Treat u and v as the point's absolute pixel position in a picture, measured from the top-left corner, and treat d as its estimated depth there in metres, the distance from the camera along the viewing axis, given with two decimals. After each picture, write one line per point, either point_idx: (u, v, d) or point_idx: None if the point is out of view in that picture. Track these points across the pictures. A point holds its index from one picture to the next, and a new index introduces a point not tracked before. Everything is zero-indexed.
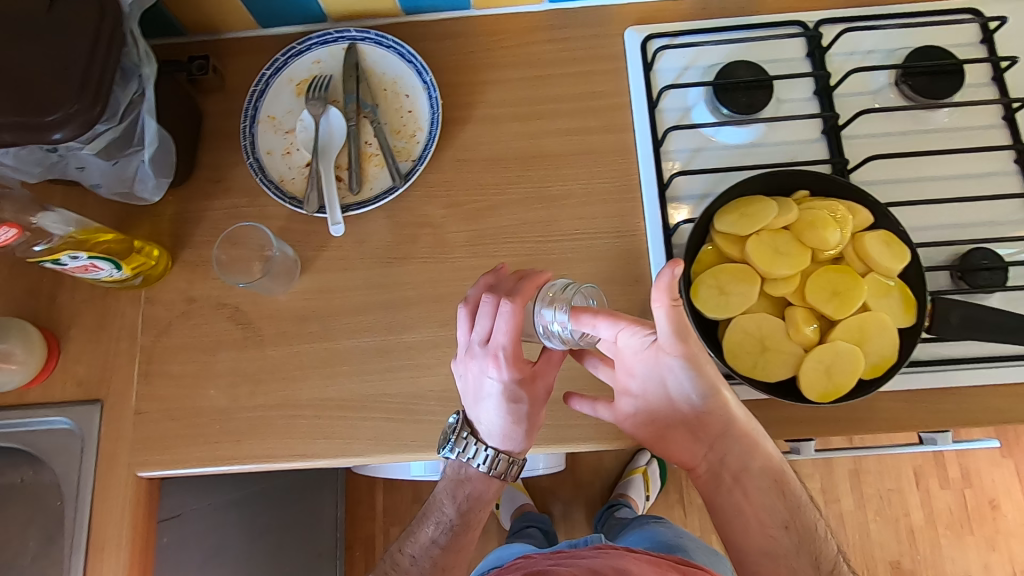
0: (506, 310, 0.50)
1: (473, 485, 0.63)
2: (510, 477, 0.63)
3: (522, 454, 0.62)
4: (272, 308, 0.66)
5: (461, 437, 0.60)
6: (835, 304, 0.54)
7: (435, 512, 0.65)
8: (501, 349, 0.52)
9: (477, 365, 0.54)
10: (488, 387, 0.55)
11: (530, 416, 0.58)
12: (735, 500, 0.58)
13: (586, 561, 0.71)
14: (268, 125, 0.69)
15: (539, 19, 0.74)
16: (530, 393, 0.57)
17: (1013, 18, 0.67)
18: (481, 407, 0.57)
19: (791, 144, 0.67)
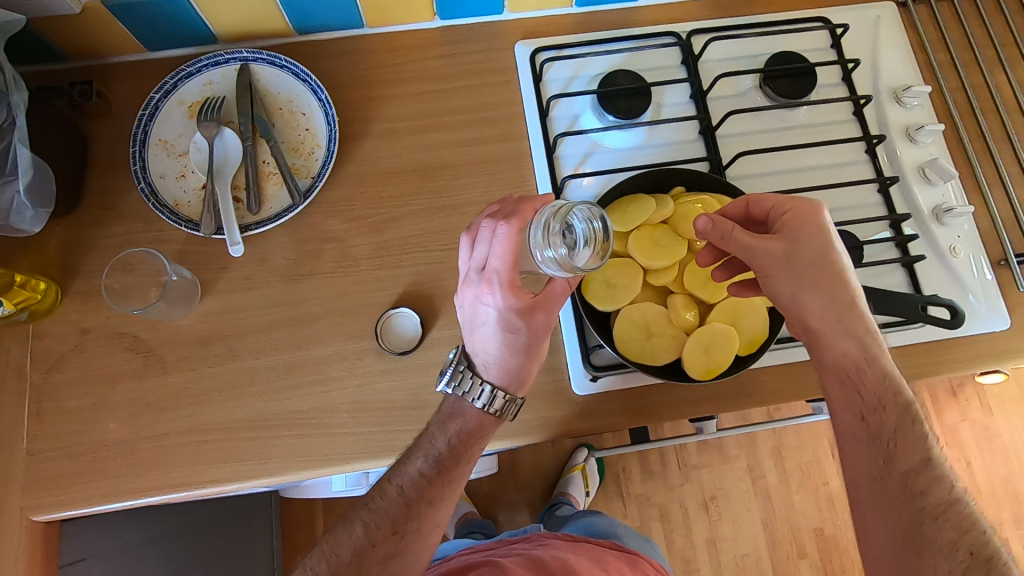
0: (501, 231, 0.51)
1: (466, 422, 0.57)
2: (507, 416, 0.59)
3: (520, 392, 0.59)
4: (172, 333, 0.65)
5: (459, 371, 0.58)
6: (710, 288, 0.59)
7: (425, 445, 0.57)
8: (496, 272, 0.52)
9: (472, 292, 0.54)
10: (483, 315, 0.54)
11: (527, 350, 0.57)
12: (907, 458, 0.50)
13: (527, 552, 0.71)
14: (159, 148, 0.68)
15: (431, 35, 0.76)
16: (528, 324, 0.55)
17: (856, 25, 0.77)
18: (478, 336, 0.56)
19: (672, 144, 0.72)
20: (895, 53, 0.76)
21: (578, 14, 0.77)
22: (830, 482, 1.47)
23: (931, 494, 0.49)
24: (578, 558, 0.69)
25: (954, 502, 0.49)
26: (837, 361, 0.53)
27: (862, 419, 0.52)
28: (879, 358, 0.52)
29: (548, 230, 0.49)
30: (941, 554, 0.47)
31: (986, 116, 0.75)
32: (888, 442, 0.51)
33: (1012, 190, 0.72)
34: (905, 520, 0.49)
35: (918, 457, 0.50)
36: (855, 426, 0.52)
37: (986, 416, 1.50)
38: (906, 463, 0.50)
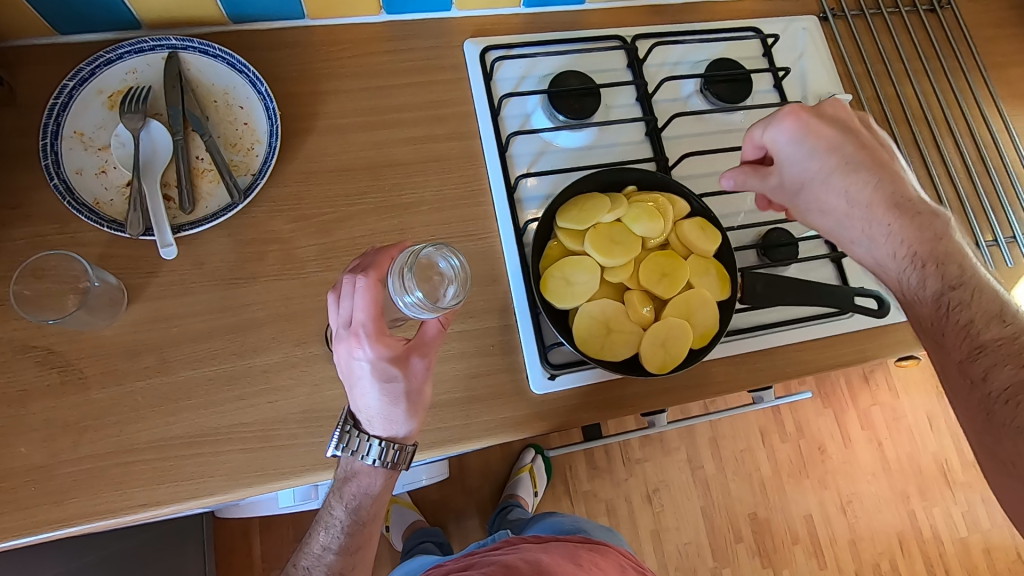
0: (360, 283, 0.49)
1: (358, 485, 0.58)
2: (401, 466, 0.57)
3: (410, 439, 0.56)
4: (94, 345, 0.59)
5: (346, 432, 0.56)
6: (664, 284, 0.60)
7: (325, 520, 0.61)
8: (362, 324, 0.49)
9: (342, 348, 0.50)
10: (356, 369, 0.50)
11: (411, 397, 0.54)
12: (960, 348, 0.54)
13: (499, 560, 0.71)
14: (76, 141, 0.62)
15: (377, 29, 0.74)
16: (405, 371, 0.52)
17: (784, 36, 0.82)
18: (357, 392, 0.52)
19: (620, 145, 0.74)
20: (819, 63, 0.82)
21: (526, 14, 0.78)
22: (762, 467, 1.55)
23: (991, 380, 0.52)
24: (551, 558, 0.69)
25: (1015, 359, 0.52)
26: (903, 241, 0.57)
27: (940, 297, 0.56)
28: (947, 237, 0.57)
29: (404, 274, 0.49)
30: (1016, 434, 0.50)
31: (897, 124, 0.82)
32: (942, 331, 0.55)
33: None
34: (975, 409, 0.53)
35: (985, 321, 0.54)
36: (931, 301, 0.56)
37: (893, 399, 1.64)
38: (975, 327, 0.54)
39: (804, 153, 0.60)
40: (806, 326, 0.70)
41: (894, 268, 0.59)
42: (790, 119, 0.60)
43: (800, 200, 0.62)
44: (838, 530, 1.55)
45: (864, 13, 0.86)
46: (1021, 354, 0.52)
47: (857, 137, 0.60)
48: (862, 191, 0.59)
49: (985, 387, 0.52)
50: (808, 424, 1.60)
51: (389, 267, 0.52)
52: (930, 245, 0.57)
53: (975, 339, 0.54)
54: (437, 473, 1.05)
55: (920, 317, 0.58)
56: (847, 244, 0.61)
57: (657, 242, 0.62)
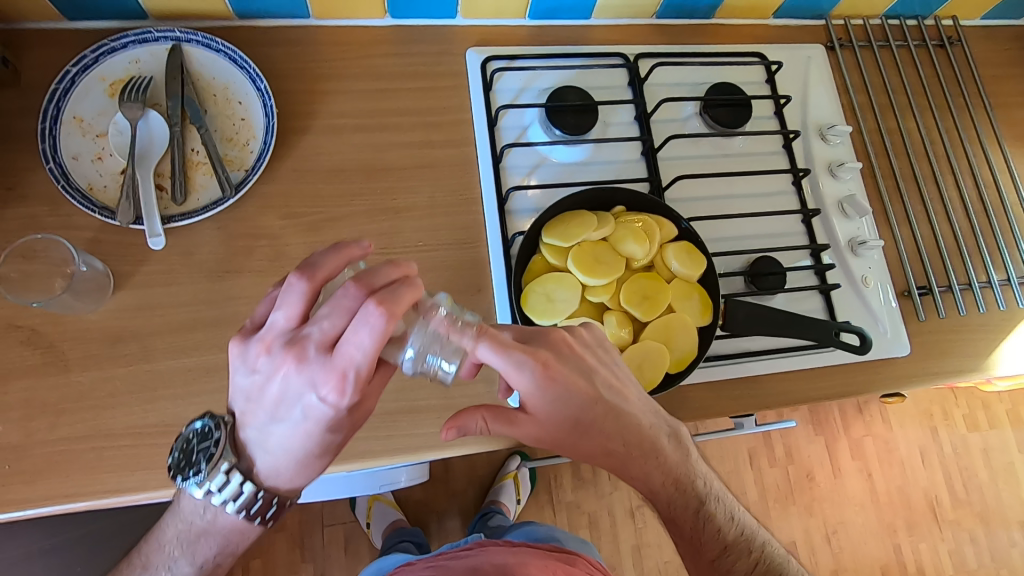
0: (375, 324, 0.40)
1: (217, 538, 0.57)
2: (261, 515, 0.55)
3: (303, 479, 0.53)
4: (78, 328, 0.60)
5: (213, 468, 0.51)
6: (645, 306, 0.60)
7: (167, 559, 0.58)
8: (351, 370, 0.42)
9: (308, 375, 0.44)
10: (309, 405, 0.45)
11: (334, 447, 0.51)
12: (712, 547, 0.58)
13: (464, 565, 0.69)
14: (74, 127, 0.63)
15: (380, 33, 0.75)
16: (348, 421, 0.48)
17: (789, 63, 0.82)
18: (285, 419, 0.47)
19: (617, 162, 0.74)
20: (822, 93, 0.81)
21: (530, 27, 0.78)
22: (749, 491, 1.55)
23: (721, 524, 0.59)
24: (517, 560, 0.67)
25: (747, 553, 0.59)
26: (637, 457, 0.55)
27: (678, 483, 0.57)
28: (658, 442, 0.56)
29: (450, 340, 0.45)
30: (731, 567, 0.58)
31: (898, 159, 0.82)
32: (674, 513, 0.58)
33: (917, 228, 0.78)
34: (698, 555, 0.59)
35: (693, 510, 0.58)
36: (692, 527, 0.59)
37: (886, 431, 1.63)
38: (722, 526, 0.59)
39: (553, 407, 0.50)
40: (790, 356, 0.69)
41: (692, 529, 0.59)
42: (536, 372, 0.48)
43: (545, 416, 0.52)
44: (822, 559, 1.54)
45: (872, 45, 0.86)
46: (750, 549, 0.59)
47: (567, 386, 0.50)
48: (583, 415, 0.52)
49: (707, 557, 0.58)
50: (798, 450, 1.59)
51: (409, 306, 0.43)
52: (650, 458, 0.55)
53: (699, 507, 0.58)
54: (417, 475, 1.05)
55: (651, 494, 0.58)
56: (549, 444, 0.54)
57: (641, 264, 0.62)
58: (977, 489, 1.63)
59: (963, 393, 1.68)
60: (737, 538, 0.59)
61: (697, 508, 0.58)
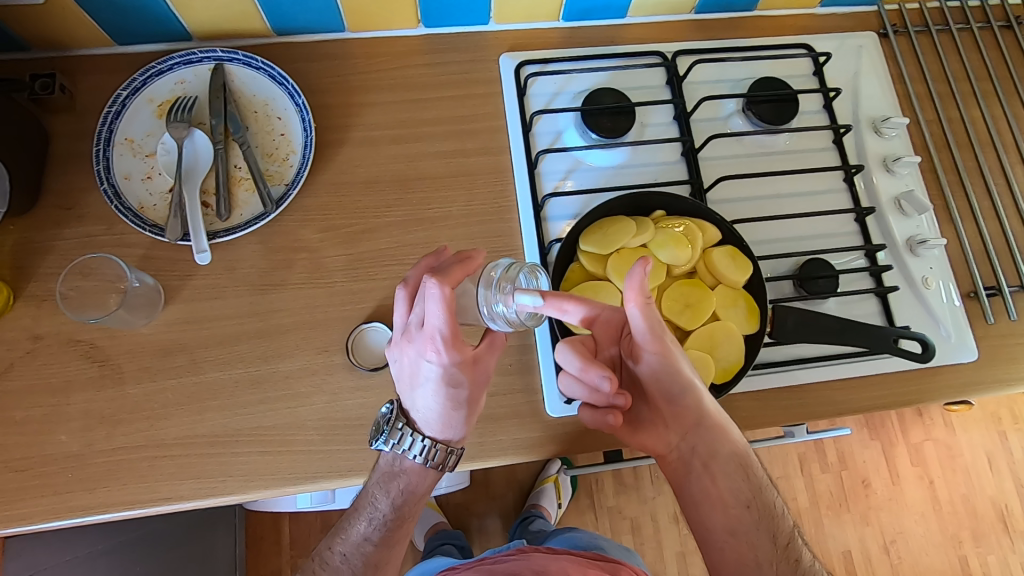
0: (437, 297, 0.47)
1: (407, 481, 0.60)
2: (447, 466, 0.59)
3: (459, 441, 0.59)
4: (131, 342, 0.63)
5: (395, 428, 0.57)
6: (688, 315, 0.58)
7: (367, 509, 0.61)
8: (437, 333, 0.49)
9: (414, 349, 0.51)
10: (426, 371, 0.52)
11: (468, 400, 0.56)
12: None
13: (506, 568, 0.71)
14: (126, 148, 0.66)
15: (414, 43, 0.75)
16: (468, 376, 0.54)
17: (838, 53, 0.78)
18: (419, 391, 0.54)
19: (655, 165, 0.72)
20: (875, 83, 0.77)
21: (564, 29, 0.77)
22: (799, 497, 1.49)
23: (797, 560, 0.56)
24: (557, 566, 0.68)
25: None
26: (729, 460, 0.57)
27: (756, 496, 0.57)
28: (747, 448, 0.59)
29: (500, 284, 0.51)
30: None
31: (960, 150, 0.77)
32: (754, 528, 0.56)
33: (983, 224, 0.73)
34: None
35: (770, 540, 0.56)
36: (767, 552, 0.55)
37: (949, 436, 1.54)
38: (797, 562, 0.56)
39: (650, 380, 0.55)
40: (842, 364, 0.66)
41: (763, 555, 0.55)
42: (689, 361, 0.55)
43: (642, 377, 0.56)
44: (880, 569, 1.47)
45: (929, 30, 0.81)
46: None
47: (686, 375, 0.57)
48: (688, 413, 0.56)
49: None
50: (852, 455, 1.52)
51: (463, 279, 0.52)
52: (741, 461, 0.57)
53: (782, 526, 0.57)
54: (457, 480, 1.06)
55: (721, 505, 0.57)
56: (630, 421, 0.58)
57: (683, 270, 0.60)
58: None
59: None
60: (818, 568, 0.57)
61: (776, 527, 0.57)
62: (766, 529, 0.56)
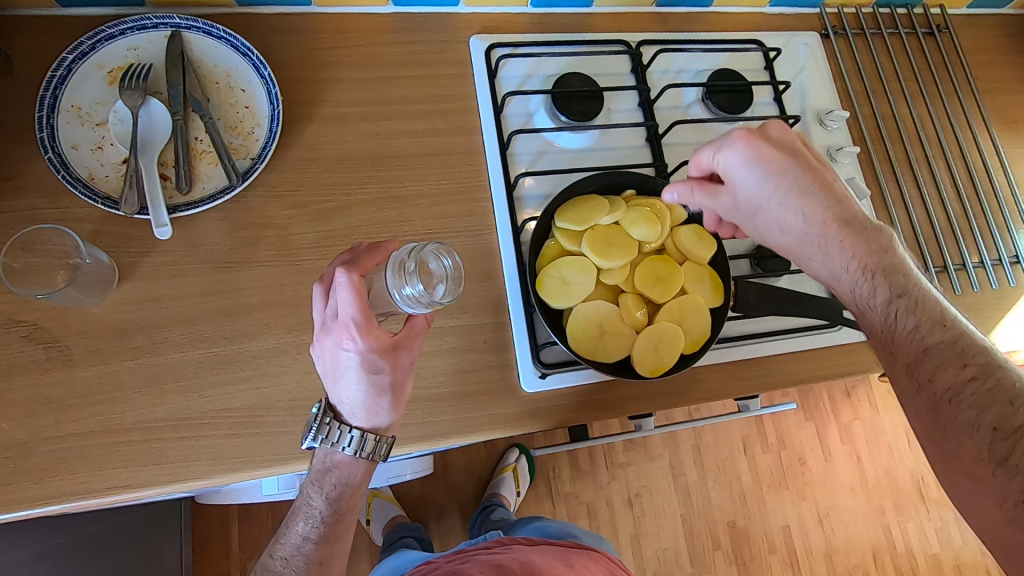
0: (342, 282, 0.47)
1: (339, 471, 0.57)
2: (380, 456, 0.56)
3: (390, 430, 0.56)
4: (81, 322, 0.59)
5: (324, 423, 0.55)
6: (659, 289, 0.60)
7: (302, 508, 0.58)
8: (350, 318, 0.48)
9: (330, 339, 0.50)
10: (346, 362, 0.50)
11: (395, 387, 0.54)
12: (907, 351, 0.52)
13: (491, 560, 0.72)
14: (73, 116, 0.61)
15: (383, 21, 0.74)
16: (393, 363, 0.52)
17: (786, 49, 0.83)
18: (341, 385, 0.52)
19: (620, 149, 0.74)
20: (819, 79, 0.83)
21: (532, 14, 0.78)
22: (743, 476, 1.57)
23: (937, 381, 0.50)
24: (543, 559, 0.70)
25: (958, 361, 0.49)
26: (844, 260, 0.54)
27: (887, 305, 0.53)
28: (892, 249, 0.54)
29: (406, 264, 0.49)
30: (963, 430, 0.48)
31: (892, 144, 0.84)
32: (891, 340, 0.53)
33: (912, 211, 0.81)
34: (924, 410, 0.50)
35: (928, 326, 0.51)
36: (882, 311, 0.53)
37: (874, 415, 1.67)
38: (919, 330, 0.51)
39: (755, 176, 0.56)
40: (795, 337, 0.71)
41: (846, 281, 0.55)
42: (741, 141, 0.56)
43: (754, 222, 0.59)
44: (814, 541, 1.57)
45: (864, 33, 0.88)
46: (963, 355, 0.49)
47: (799, 156, 0.56)
48: (816, 212, 0.55)
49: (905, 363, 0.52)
50: (790, 435, 1.62)
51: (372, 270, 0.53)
52: (877, 257, 0.54)
53: (920, 341, 0.51)
54: (421, 467, 1.05)
55: (863, 315, 0.56)
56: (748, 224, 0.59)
57: (653, 247, 0.62)
58: None
59: None
60: (1000, 382, 0.47)
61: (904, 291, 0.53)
62: (889, 306, 0.53)
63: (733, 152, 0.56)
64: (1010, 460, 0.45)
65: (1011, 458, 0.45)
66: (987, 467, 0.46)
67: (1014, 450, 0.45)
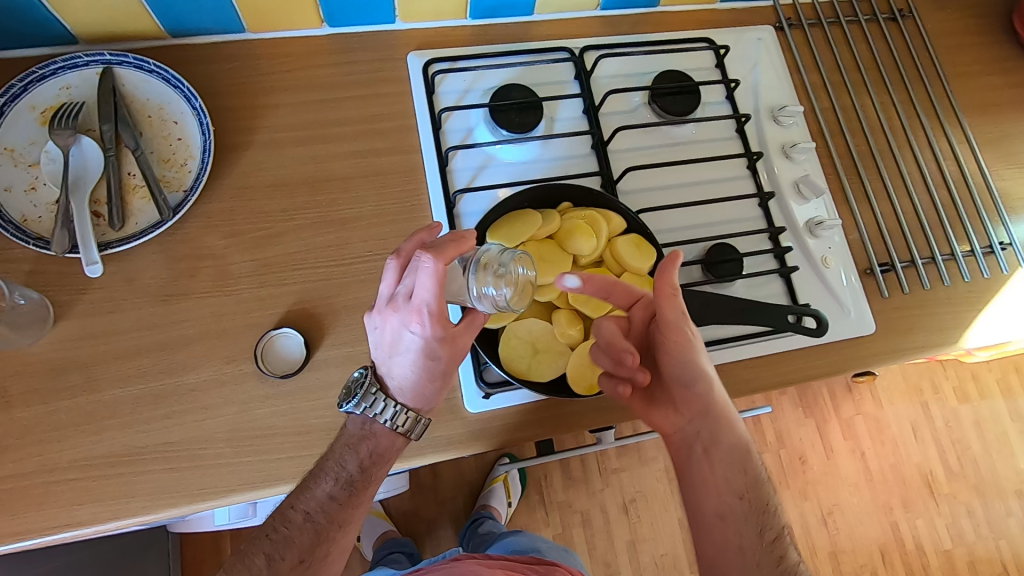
0: (426, 272, 0.48)
1: (378, 442, 0.57)
2: (413, 437, 0.59)
3: (429, 408, 0.60)
4: (18, 362, 0.59)
5: (370, 392, 0.57)
6: (594, 303, 0.59)
7: (334, 467, 0.56)
8: (425, 307, 0.50)
9: (399, 318, 0.52)
10: (409, 343, 0.53)
11: (444, 371, 0.57)
12: (760, 525, 0.55)
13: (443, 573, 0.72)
14: (6, 158, 0.62)
15: (319, 43, 0.74)
16: (449, 351, 0.54)
17: (737, 46, 0.81)
18: (396, 358, 0.55)
19: (564, 158, 0.73)
20: (773, 74, 0.80)
21: (473, 26, 0.77)
22: None
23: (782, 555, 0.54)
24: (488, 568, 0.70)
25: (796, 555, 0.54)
26: (721, 438, 0.57)
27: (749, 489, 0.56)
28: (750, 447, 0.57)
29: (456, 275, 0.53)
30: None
31: (854, 137, 0.81)
32: (742, 479, 0.56)
33: (876, 205, 0.78)
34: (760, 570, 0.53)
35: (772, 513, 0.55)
36: (737, 487, 0.56)
37: (876, 409, 1.63)
38: (772, 525, 0.55)
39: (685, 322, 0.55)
40: (749, 343, 0.69)
41: (722, 456, 0.56)
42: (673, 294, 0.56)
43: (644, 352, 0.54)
44: (818, 540, 1.53)
45: (821, 23, 0.85)
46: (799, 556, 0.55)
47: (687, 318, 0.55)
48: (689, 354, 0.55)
49: (757, 527, 0.54)
50: (788, 433, 1.58)
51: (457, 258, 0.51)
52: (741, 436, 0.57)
53: (762, 497, 0.56)
54: (397, 484, 1.04)
55: (702, 466, 0.57)
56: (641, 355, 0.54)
57: (590, 261, 0.61)
58: (971, 461, 1.63)
59: (952, 366, 1.68)
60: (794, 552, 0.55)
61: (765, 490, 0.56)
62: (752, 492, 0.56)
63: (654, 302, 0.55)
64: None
65: None
66: None
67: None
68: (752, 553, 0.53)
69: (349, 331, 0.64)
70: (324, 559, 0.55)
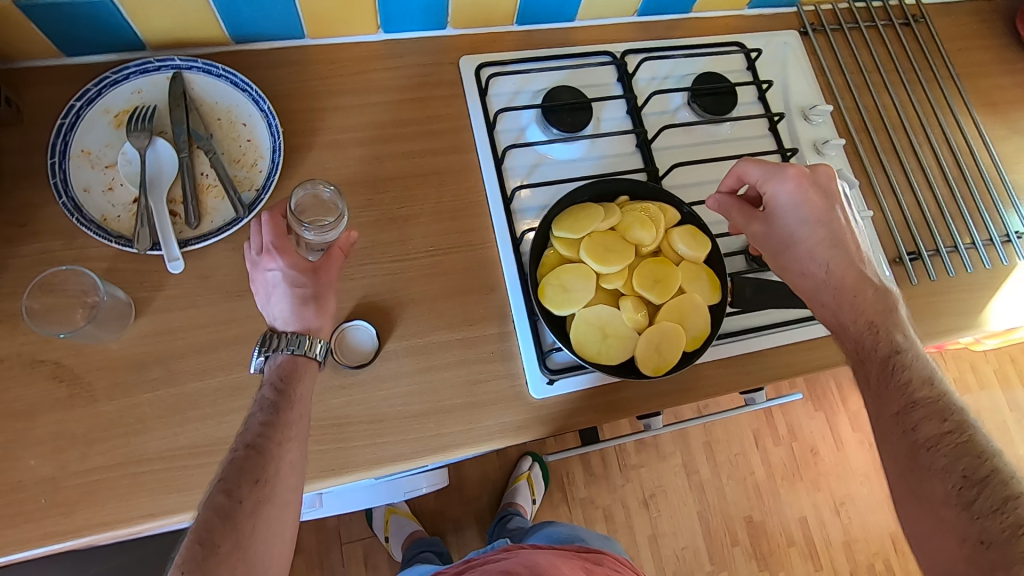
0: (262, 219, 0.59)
1: (278, 364, 0.55)
2: (318, 353, 0.56)
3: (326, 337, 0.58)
4: (100, 357, 0.61)
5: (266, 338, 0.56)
6: (658, 290, 0.61)
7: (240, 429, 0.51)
8: (268, 240, 0.58)
9: (259, 269, 0.58)
10: (272, 281, 0.58)
11: (321, 300, 0.59)
12: (896, 399, 0.53)
13: (498, 566, 0.72)
14: (83, 160, 0.64)
15: (374, 48, 0.77)
16: (314, 277, 0.59)
17: (767, 49, 0.86)
18: (273, 309, 0.58)
19: (611, 157, 0.77)
20: (801, 76, 0.85)
21: (519, 32, 0.81)
22: (756, 471, 1.57)
23: (920, 429, 0.50)
24: (548, 561, 0.71)
25: (940, 414, 0.50)
26: (852, 313, 0.58)
27: (887, 359, 0.55)
28: (895, 315, 0.57)
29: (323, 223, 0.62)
30: (938, 474, 0.48)
31: (877, 134, 0.86)
32: (881, 387, 0.54)
33: (901, 198, 0.83)
34: (902, 451, 0.51)
35: (918, 382, 0.52)
36: (878, 362, 0.55)
37: None
38: (908, 383, 0.53)
39: (797, 218, 0.61)
40: (796, 328, 0.72)
41: (851, 333, 0.58)
42: (794, 180, 0.60)
43: (780, 258, 0.63)
44: (833, 531, 1.56)
45: (842, 28, 0.90)
46: (945, 410, 0.50)
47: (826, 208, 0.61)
48: (839, 263, 0.60)
49: (893, 408, 0.52)
50: (800, 426, 1.62)
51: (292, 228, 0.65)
52: (882, 319, 0.57)
53: (909, 395, 0.52)
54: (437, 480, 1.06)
55: (849, 340, 0.58)
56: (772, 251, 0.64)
57: (650, 250, 0.64)
58: None
59: (952, 358, 1.75)
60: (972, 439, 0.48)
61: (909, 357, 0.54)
62: (886, 364, 0.55)
63: (782, 192, 0.61)
64: (981, 514, 0.45)
65: (975, 504, 0.45)
66: (953, 510, 0.46)
67: (982, 496, 0.45)
68: (894, 440, 0.52)
69: (416, 323, 0.67)
70: (252, 534, 0.46)
